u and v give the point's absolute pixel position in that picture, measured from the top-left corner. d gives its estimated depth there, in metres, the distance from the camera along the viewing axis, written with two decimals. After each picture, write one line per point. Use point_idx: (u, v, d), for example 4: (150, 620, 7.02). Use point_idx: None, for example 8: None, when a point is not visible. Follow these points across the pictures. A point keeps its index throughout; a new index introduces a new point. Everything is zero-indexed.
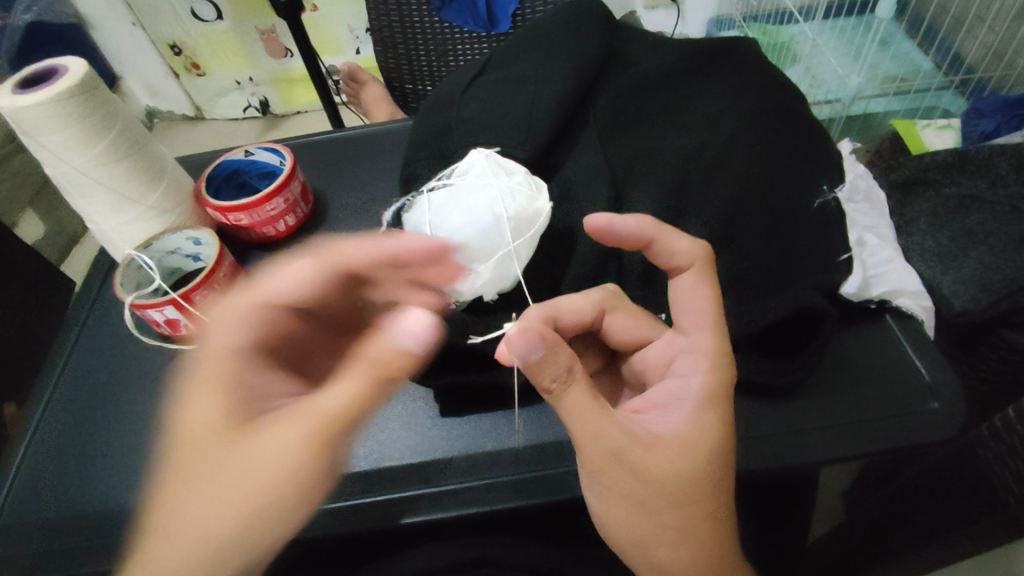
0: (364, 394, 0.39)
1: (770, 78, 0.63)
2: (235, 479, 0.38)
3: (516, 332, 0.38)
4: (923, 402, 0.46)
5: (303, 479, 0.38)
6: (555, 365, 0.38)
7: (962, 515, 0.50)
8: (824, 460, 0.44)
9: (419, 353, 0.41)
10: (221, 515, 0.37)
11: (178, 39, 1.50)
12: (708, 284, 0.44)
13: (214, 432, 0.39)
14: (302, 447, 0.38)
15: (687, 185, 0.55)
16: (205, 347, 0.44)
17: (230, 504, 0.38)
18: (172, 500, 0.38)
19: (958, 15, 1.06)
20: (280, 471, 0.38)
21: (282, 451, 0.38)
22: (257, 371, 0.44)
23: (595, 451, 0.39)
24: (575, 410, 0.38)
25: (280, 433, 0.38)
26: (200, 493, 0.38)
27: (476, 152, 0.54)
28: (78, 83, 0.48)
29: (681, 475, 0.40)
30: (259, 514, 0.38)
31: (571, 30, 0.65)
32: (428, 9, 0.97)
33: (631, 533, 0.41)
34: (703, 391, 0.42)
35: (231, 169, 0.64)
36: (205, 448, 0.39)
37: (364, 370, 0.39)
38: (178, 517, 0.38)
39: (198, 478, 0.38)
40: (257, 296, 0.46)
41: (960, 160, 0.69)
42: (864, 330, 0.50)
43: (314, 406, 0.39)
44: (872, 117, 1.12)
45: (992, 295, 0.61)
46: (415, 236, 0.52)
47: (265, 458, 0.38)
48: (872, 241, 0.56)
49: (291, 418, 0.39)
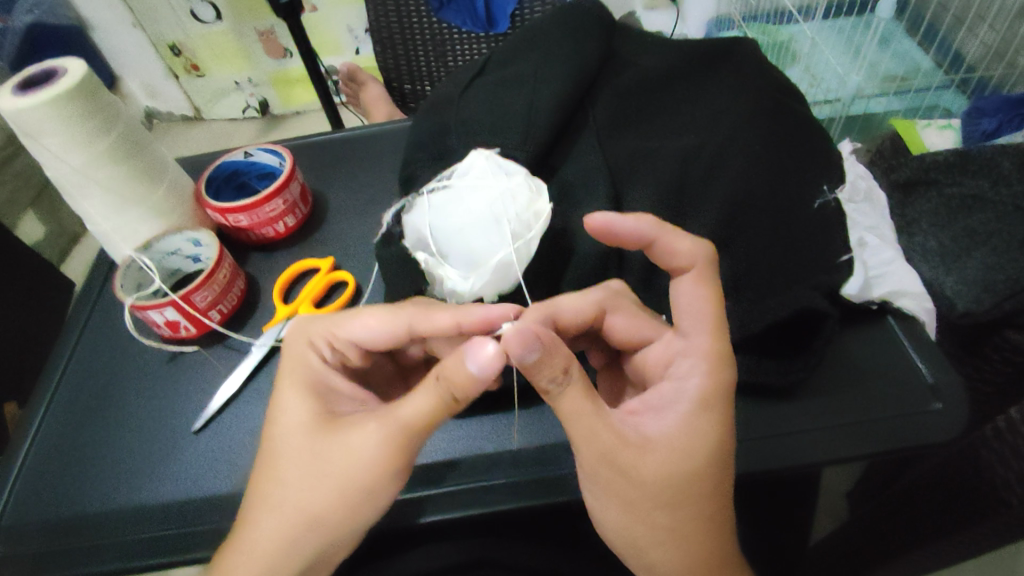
0: (434, 408, 0.40)
1: (769, 78, 0.63)
2: (320, 475, 0.41)
3: (514, 329, 0.38)
4: (925, 403, 0.46)
5: (382, 478, 0.40)
6: (553, 364, 0.38)
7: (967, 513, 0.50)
8: (827, 461, 0.44)
9: (483, 381, 0.38)
10: (315, 505, 0.41)
11: (178, 40, 1.50)
12: (705, 286, 0.44)
13: (302, 435, 0.42)
14: (385, 454, 0.40)
15: (687, 185, 0.55)
16: (288, 361, 0.47)
17: (322, 496, 0.41)
18: (262, 494, 0.41)
19: (958, 13, 1.05)
20: (365, 470, 0.40)
21: (368, 454, 0.40)
22: (334, 382, 0.47)
23: (589, 450, 0.39)
24: (571, 411, 0.38)
25: (369, 434, 0.41)
26: (287, 485, 0.41)
27: (476, 153, 0.53)
28: (78, 84, 0.48)
29: (673, 477, 0.40)
30: (339, 510, 0.40)
31: (570, 30, 0.65)
32: (427, 10, 0.97)
33: (621, 530, 0.41)
34: (699, 394, 0.41)
35: (230, 171, 0.63)
36: (296, 447, 0.42)
37: (439, 389, 0.40)
38: (270, 506, 0.41)
39: (288, 474, 0.41)
40: (331, 335, 0.49)
41: (963, 160, 0.68)
42: (865, 331, 0.50)
43: (391, 415, 0.41)
44: (874, 117, 1.12)
45: (994, 295, 0.61)
46: (416, 237, 0.52)
47: (351, 458, 0.41)
48: (873, 242, 0.56)
49: (374, 422, 0.41)
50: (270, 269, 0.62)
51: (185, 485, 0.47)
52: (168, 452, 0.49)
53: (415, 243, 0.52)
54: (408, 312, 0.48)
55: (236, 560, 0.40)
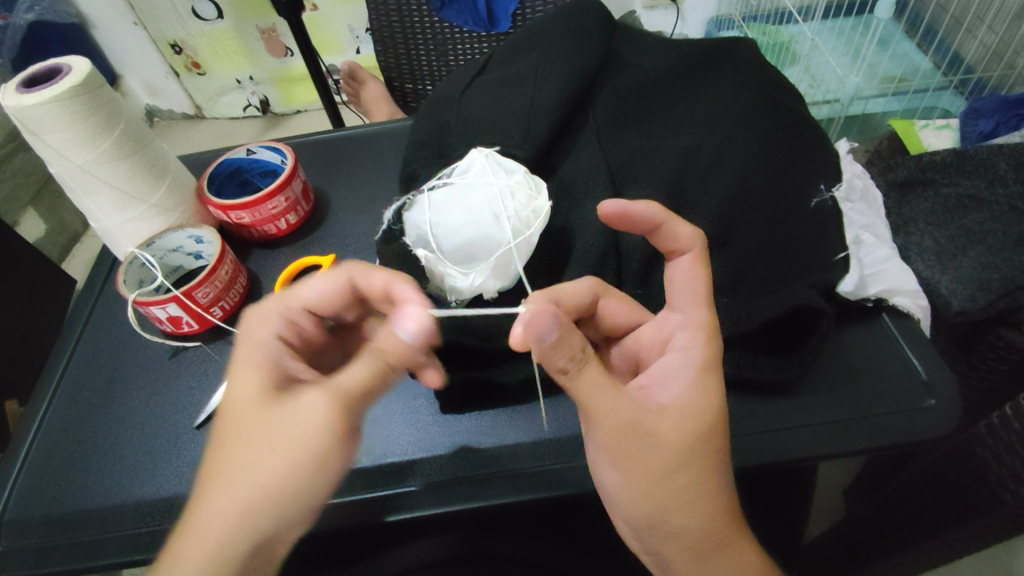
0: (369, 377, 0.40)
1: (768, 78, 0.63)
2: (266, 444, 0.38)
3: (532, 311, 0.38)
4: (919, 400, 0.47)
5: (329, 446, 0.38)
6: (570, 343, 0.38)
7: (969, 509, 0.50)
8: (823, 455, 0.45)
9: (416, 347, 0.40)
10: (261, 479, 0.37)
11: (179, 38, 1.51)
12: (699, 266, 0.45)
13: (250, 405, 0.39)
14: (329, 421, 0.38)
15: (686, 183, 0.56)
16: (242, 335, 0.45)
17: (266, 465, 0.37)
18: (213, 470, 0.38)
19: (957, 14, 1.06)
20: (311, 432, 0.37)
21: (313, 421, 0.38)
22: (286, 355, 0.44)
23: (611, 422, 0.39)
24: (589, 388, 0.38)
25: (312, 400, 0.38)
26: (235, 458, 0.38)
27: (476, 152, 0.54)
28: (82, 82, 0.48)
29: (691, 439, 0.40)
30: (291, 486, 0.37)
31: (571, 29, 0.66)
32: (428, 10, 0.98)
33: (649, 503, 0.40)
34: (702, 358, 0.42)
35: (233, 168, 0.64)
36: (245, 418, 0.39)
37: (372, 358, 0.40)
38: (217, 481, 0.37)
39: (238, 446, 0.38)
40: (286, 304, 0.46)
41: (959, 160, 0.69)
42: (861, 328, 0.51)
43: (334, 382, 0.39)
44: (872, 117, 1.12)
45: (990, 294, 0.61)
46: (417, 234, 0.52)
47: (295, 426, 0.38)
48: (869, 240, 0.55)
49: (318, 389, 0.39)
50: (271, 266, 0.62)
51: (187, 479, 0.48)
52: (170, 446, 0.50)
53: (415, 240, 0.53)
54: (348, 266, 0.48)
55: (186, 542, 0.36)
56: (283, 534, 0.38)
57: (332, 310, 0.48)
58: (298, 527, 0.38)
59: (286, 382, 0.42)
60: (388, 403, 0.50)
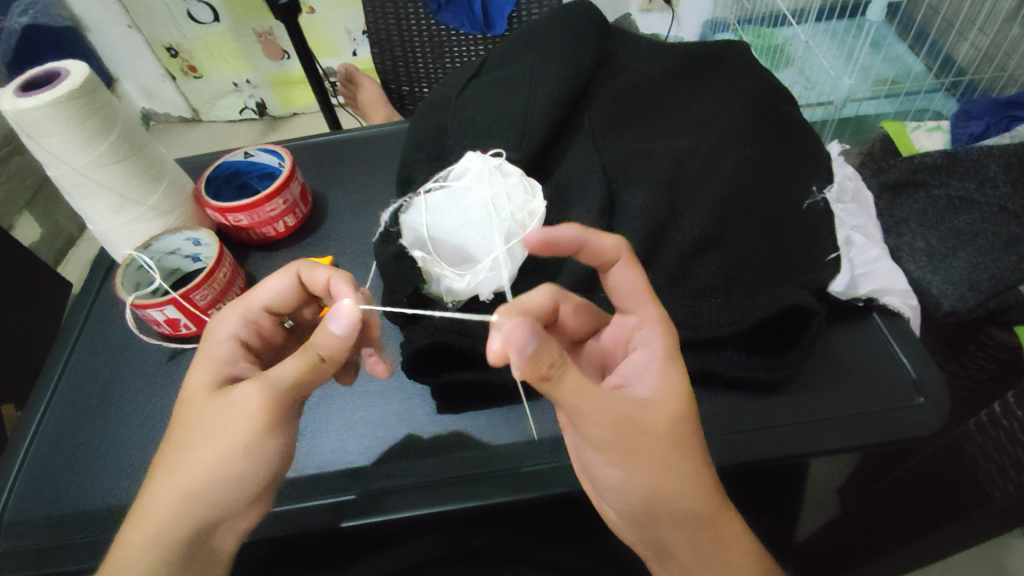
0: (303, 371, 0.40)
1: (761, 81, 0.64)
2: (204, 435, 0.39)
3: (506, 328, 0.37)
4: (909, 398, 0.47)
5: (261, 437, 0.39)
6: (548, 351, 0.37)
7: (959, 508, 0.51)
8: (815, 451, 0.46)
9: (351, 339, 0.41)
10: (200, 468, 0.38)
11: (175, 41, 1.51)
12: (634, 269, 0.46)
13: (196, 399, 0.41)
14: (259, 412, 0.39)
15: (682, 185, 0.56)
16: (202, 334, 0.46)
17: (203, 457, 0.39)
18: (162, 458, 0.40)
19: (948, 17, 1.07)
20: (242, 423, 0.39)
21: (245, 412, 0.39)
22: (239, 355, 0.45)
23: (604, 418, 0.39)
24: (574, 390, 0.38)
25: (244, 393, 0.39)
26: (178, 447, 0.39)
27: (472, 155, 0.55)
28: (79, 86, 0.49)
29: (677, 425, 0.41)
30: (229, 476, 0.39)
31: (566, 32, 0.66)
32: (424, 13, 0.99)
33: (650, 490, 0.40)
34: (665, 350, 0.43)
35: (231, 170, 0.64)
36: (190, 410, 0.41)
37: (305, 354, 0.41)
38: (163, 472, 0.39)
39: (182, 438, 0.40)
40: (244, 305, 0.46)
41: (949, 161, 0.70)
42: (852, 327, 0.52)
43: (267, 375, 0.40)
44: (865, 119, 1.13)
45: (980, 294, 0.62)
46: (413, 236, 0.53)
47: (229, 416, 0.39)
48: (859, 240, 0.56)
49: (251, 382, 0.40)
50: (269, 268, 0.63)
51: None
52: None
53: (412, 241, 0.53)
54: (294, 262, 0.47)
55: (135, 524, 0.38)
56: (227, 519, 0.40)
57: (291, 305, 0.48)
58: (242, 511, 0.40)
59: (232, 378, 0.43)
60: (386, 404, 0.50)
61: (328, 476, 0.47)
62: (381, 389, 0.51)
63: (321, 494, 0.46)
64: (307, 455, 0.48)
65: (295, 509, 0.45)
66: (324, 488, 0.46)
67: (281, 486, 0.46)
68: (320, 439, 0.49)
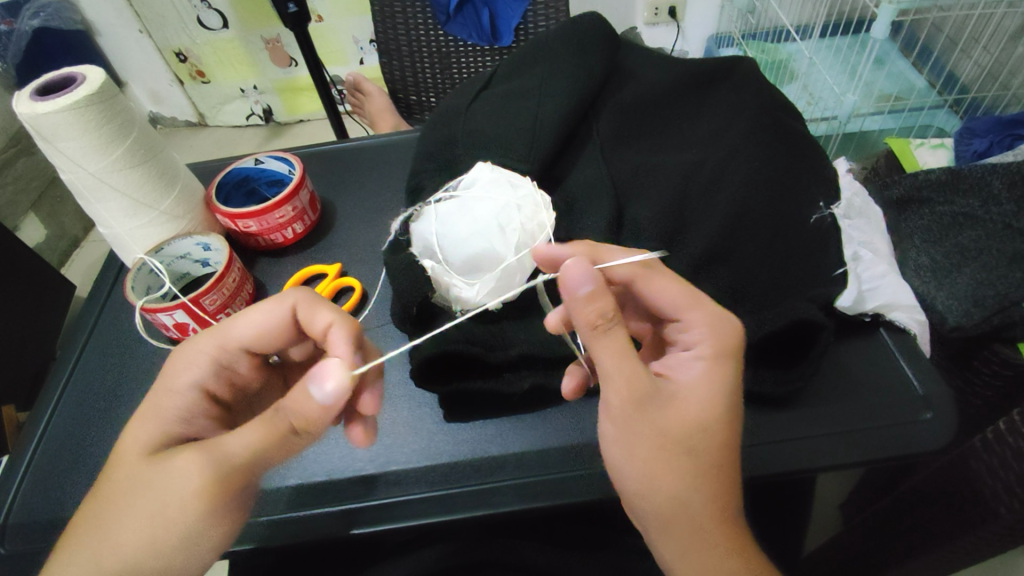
0: (266, 440, 0.39)
1: (767, 97, 0.65)
2: (142, 504, 0.39)
3: (572, 264, 0.40)
4: (916, 413, 0.47)
5: (200, 515, 0.38)
6: (603, 302, 0.40)
7: (963, 524, 0.51)
8: (824, 467, 0.46)
9: (327, 412, 0.39)
10: (127, 545, 0.38)
11: (184, 47, 1.52)
12: (676, 280, 0.46)
13: (132, 459, 0.41)
14: (198, 488, 0.38)
15: (689, 199, 0.56)
16: (163, 372, 0.45)
17: (131, 526, 0.38)
18: (92, 519, 0.40)
19: (952, 35, 1.08)
20: (179, 499, 0.38)
21: (185, 487, 0.38)
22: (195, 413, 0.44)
23: (624, 380, 0.40)
24: (610, 352, 0.40)
25: (187, 467, 0.39)
26: (106, 515, 0.39)
27: (482, 166, 0.56)
28: (96, 91, 0.49)
29: (699, 430, 0.41)
30: (155, 548, 0.38)
31: (575, 46, 0.67)
32: (431, 23, 1.00)
33: (648, 482, 0.41)
34: (718, 346, 0.43)
35: (241, 177, 0.65)
36: (120, 473, 0.40)
37: (273, 419, 0.39)
38: (94, 533, 0.39)
39: (112, 501, 0.39)
40: (218, 342, 0.46)
41: (954, 178, 0.71)
42: (860, 342, 0.52)
43: (213, 449, 0.39)
44: (869, 135, 1.15)
45: (985, 311, 0.62)
46: (423, 245, 0.54)
47: (164, 485, 0.39)
48: (867, 256, 0.56)
49: (198, 452, 0.39)
50: (278, 274, 0.63)
51: None
52: None
53: (422, 250, 0.54)
54: (289, 297, 0.46)
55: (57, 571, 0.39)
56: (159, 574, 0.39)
57: (272, 347, 0.48)
58: None
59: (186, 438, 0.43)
60: (394, 412, 0.51)
61: (336, 483, 0.47)
62: (389, 397, 0.52)
63: (328, 501, 0.46)
64: (314, 462, 0.48)
65: (303, 515, 0.45)
66: (331, 495, 0.46)
67: (291, 490, 0.46)
68: (328, 444, 0.49)
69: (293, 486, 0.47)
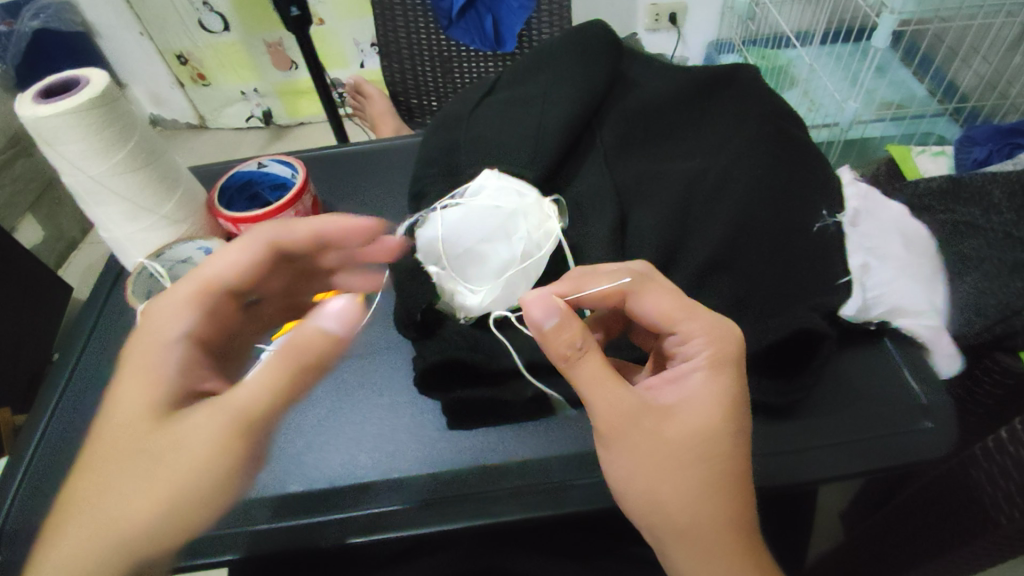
0: (286, 381, 0.41)
1: (770, 105, 0.65)
2: (154, 466, 0.39)
3: (534, 302, 0.43)
4: (918, 423, 0.47)
5: (221, 464, 0.39)
6: (571, 332, 0.42)
7: (966, 531, 0.49)
8: (827, 477, 0.45)
9: (340, 337, 0.43)
10: (135, 508, 0.38)
11: (185, 49, 1.52)
12: (667, 294, 0.45)
13: (136, 423, 0.40)
14: (219, 436, 0.39)
15: (693, 206, 0.56)
16: (143, 330, 0.44)
17: (142, 488, 0.38)
18: (98, 488, 0.39)
19: (952, 44, 1.08)
20: (198, 452, 0.39)
21: (205, 437, 0.39)
22: (197, 365, 0.44)
23: (610, 404, 0.42)
24: (589, 380, 0.42)
25: (207, 418, 0.40)
26: (116, 475, 0.39)
27: (489, 173, 0.56)
28: (99, 94, 0.49)
29: (699, 445, 0.42)
30: (171, 510, 0.38)
31: (579, 52, 0.67)
32: (434, 28, 1.01)
33: (652, 497, 0.42)
34: (713, 356, 0.43)
35: (244, 180, 0.64)
36: (130, 437, 0.40)
37: (289, 361, 0.41)
38: (101, 501, 0.39)
39: (121, 467, 0.39)
40: (207, 292, 0.47)
41: (955, 187, 0.71)
42: (862, 351, 0.52)
43: (228, 401, 0.40)
44: (870, 142, 1.16)
45: (986, 320, 0.63)
46: (427, 251, 0.54)
47: (182, 441, 0.39)
48: (875, 265, 0.54)
49: (216, 406, 0.40)
50: None
51: None
52: None
53: (426, 255, 0.54)
54: (263, 238, 0.50)
55: (56, 547, 0.38)
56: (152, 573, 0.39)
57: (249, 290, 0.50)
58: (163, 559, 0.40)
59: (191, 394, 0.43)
60: (396, 417, 0.50)
61: (337, 491, 0.46)
62: (392, 403, 0.51)
63: (332, 508, 0.46)
64: (314, 469, 0.48)
65: (305, 523, 0.45)
66: (332, 504, 0.46)
67: (292, 498, 0.46)
68: (328, 452, 0.48)
69: (294, 494, 0.46)
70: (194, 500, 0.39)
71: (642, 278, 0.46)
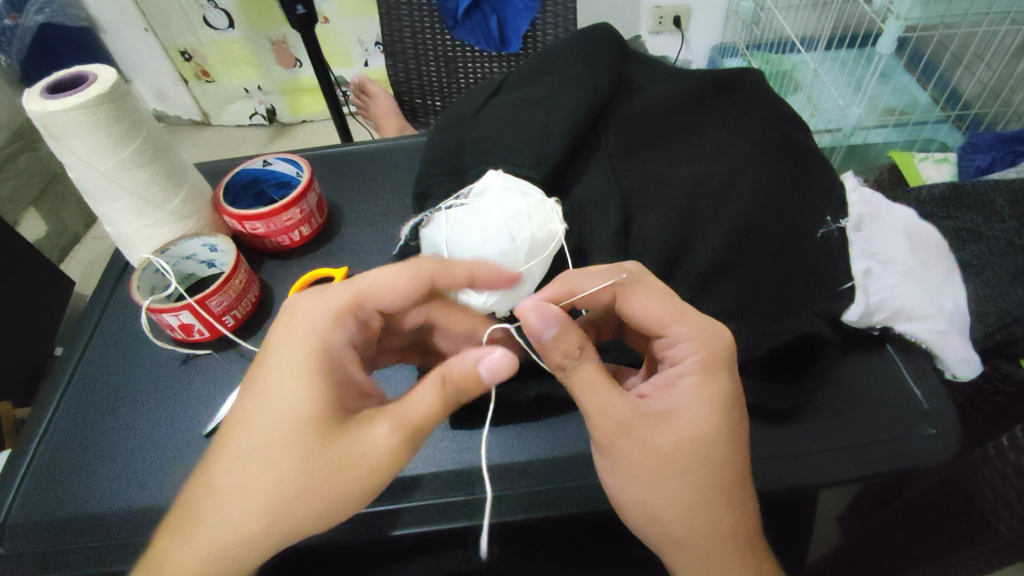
0: (439, 405, 0.42)
1: (775, 110, 0.65)
2: (316, 468, 0.39)
3: (533, 311, 0.43)
4: (919, 429, 0.48)
5: (380, 475, 0.40)
6: (569, 339, 0.42)
7: (964, 537, 0.49)
8: (826, 482, 0.46)
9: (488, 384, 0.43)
10: (285, 504, 0.39)
11: (189, 46, 1.53)
12: (656, 295, 0.46)
13: (287, 424, 0.40)
14: (387, 450, 0.40)
15: (697, 210, 0.57)
16: (293, 328, 0.44)
17: (292, 487, 0.39)
18: (246, 478, 0.39)
19: (956, 51, 1.08)
20: (362, 462, 0.40)
21: (369, 450, 0.40)
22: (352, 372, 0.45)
23: (607, 412, 0.42)
24: (585, 386, 0.42)
25: (374, 432, 0.40)
26: (268, 471, 0.39)
27: (493, 174, 0.57)
28: (107, 91, 0.49)
29: (694, 451, 0.42)
30: (322, 510, 0.40)
31: (585, 55, 0.67)
32: (440, 28, 1.01)
33: (647, 508, 0.42)
34: (702, 360, 0.44)
35: (249, 178, 0.65)
36: (284, 435, 0.40)
37: (446, 390, 0.42)
38: (243, 493, 0.39)
39: (276, 464, 0.39)
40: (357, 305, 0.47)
41: (957, 194, 0.71)
42: (864, 357, 0.52)
43: (395, 416, 0.41)
44: (872, 148, 1.15)
45: (987, 327, 0.63)
46: (432, 250, 0.56)
47: (346, 449, 0.40)
48: (878, 271, 0.55)
49: (381, 420, 0.41)
50: (284, 276, 0.63)
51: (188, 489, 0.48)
52: (179, 453, 0.50)
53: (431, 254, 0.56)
54: (428, 266, 0.49)
55: (197, 533, 0.39)
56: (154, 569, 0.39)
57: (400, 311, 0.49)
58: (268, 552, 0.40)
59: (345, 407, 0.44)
60: None
61: None
62: None
63: None
64: None
65: None
66: None
67: None
68: None
69: None
70: (345, 504, 0.40)
71: (632, 281, 0.46)
